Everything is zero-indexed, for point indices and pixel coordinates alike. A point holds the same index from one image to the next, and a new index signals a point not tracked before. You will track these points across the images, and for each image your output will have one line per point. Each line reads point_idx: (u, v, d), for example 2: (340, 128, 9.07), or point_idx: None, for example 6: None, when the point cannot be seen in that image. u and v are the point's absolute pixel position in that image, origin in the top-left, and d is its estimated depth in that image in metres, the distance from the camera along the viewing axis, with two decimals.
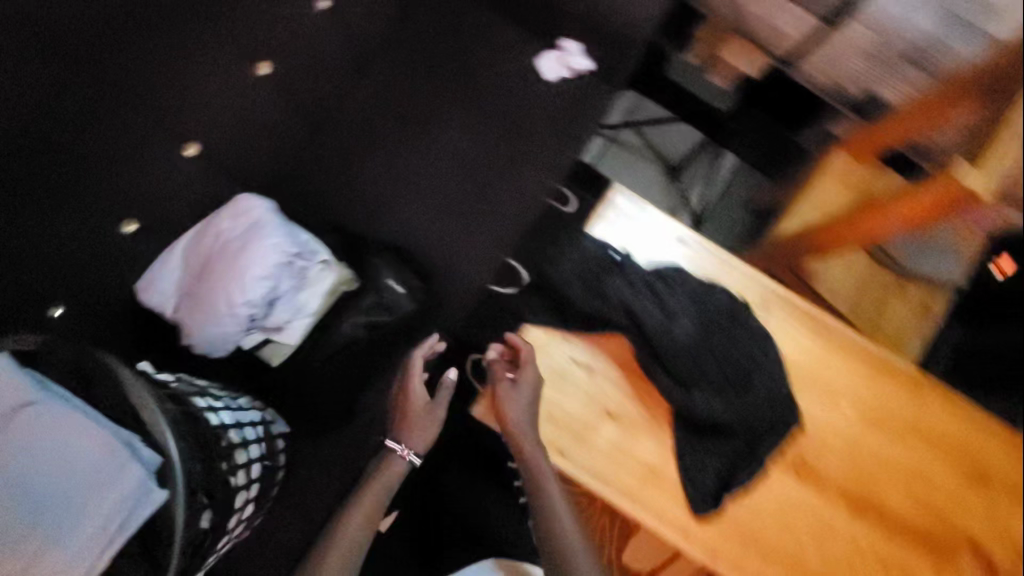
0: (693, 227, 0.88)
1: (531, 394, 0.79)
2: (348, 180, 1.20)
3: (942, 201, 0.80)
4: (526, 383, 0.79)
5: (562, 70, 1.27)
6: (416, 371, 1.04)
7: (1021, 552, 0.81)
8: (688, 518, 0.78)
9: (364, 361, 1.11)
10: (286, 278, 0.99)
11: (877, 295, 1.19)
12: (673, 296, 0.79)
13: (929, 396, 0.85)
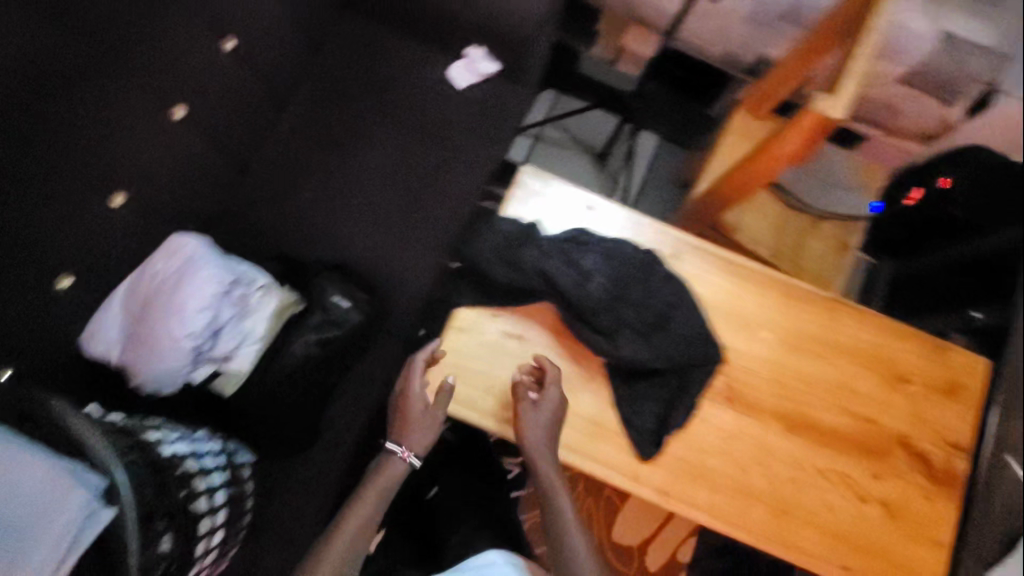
0: (600, 194, 0.94)
1: (553, 416, 0.80)
2: (283, 210, 1.25)
3: (810, 135, 0.89)
4: (548, 403, 0.80)
5: (471, 76, 1.35)
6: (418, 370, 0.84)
7: (941, 439, 0.88)
8: (633, 461, 0.83)
9: (319, 381, 1.10)
10: (226, 307, 1.02)
11: (794, 237, 1.27)
12: (587, 257, 0.84)
13: (841, 312, 0.91)
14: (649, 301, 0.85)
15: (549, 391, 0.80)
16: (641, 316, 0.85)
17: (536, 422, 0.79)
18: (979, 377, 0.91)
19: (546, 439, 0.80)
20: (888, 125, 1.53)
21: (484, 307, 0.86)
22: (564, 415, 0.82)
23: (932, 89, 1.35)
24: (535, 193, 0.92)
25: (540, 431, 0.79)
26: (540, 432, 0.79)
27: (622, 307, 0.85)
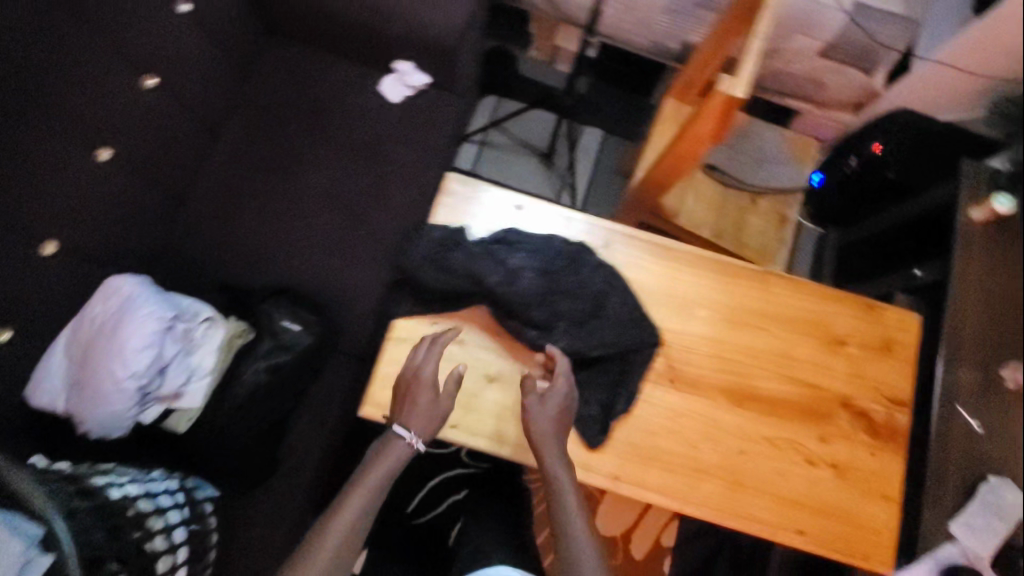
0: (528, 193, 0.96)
1: (559, 408, 0.80)
2: (226, 241, 1.25)
3: (721, 118, 0.91)
4: (555, 395, 0.80)
5: (403, 89, 1.37)
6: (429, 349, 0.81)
7: (881, 395, 0.91)
8: (582, 450, 0.84)
9: (274, 406, 1.10)
10: (169, 344, 1.01)
11: (734, 215, 1.30)
12: (515, 255, 0.86)
13: (773, 283, 0.93)
14: (580, 293, 0.87)
15: (557, 380, 0.81)
16: (575, 308, 0.86)
17: (545, 409, 0.79)
18: (912, 332, 0.93)
19: (554, 432, 0.79)
20: (818, 99, 1.57)
21: (421, 317, 0.87)
22: (569, 410, 0.81)
23: (851, 59, 1.41)
24: (463, 199, 0.93)
25: (548, 420, 0.79)
26: (547, 423, 0.78)
27: (555, 300, 0.86)
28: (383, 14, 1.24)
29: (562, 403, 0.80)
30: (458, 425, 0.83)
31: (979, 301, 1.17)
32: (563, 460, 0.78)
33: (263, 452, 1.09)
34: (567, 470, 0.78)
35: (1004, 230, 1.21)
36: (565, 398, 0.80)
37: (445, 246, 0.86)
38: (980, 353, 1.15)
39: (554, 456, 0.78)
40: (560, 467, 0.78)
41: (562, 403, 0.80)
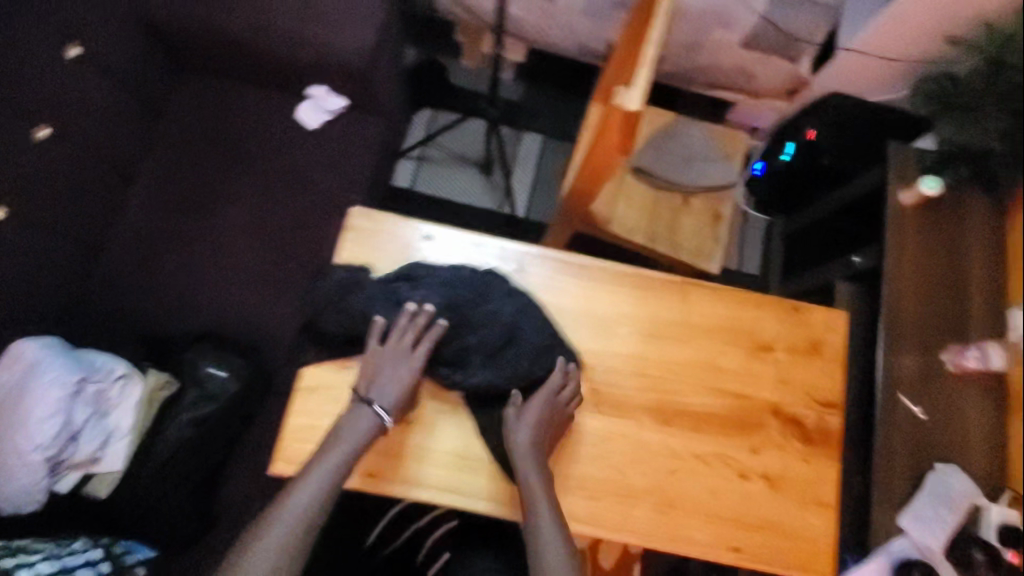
0: (435, 221, 0.94)
1: (541, 422, 0.78)
2: (144, 288, 1.18)
3: (625, 129, 0.88)
4: (536, 408, 0.79)
5: (322, 114, 1.31)
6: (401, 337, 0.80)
7: (812, 398, 0.89)
8: (506, 487, 0.81)
9: (205, 457, 1.06)
10: (78, 408, 0.97)
11: (665, 217, 1.29)
12: (420, 289, 0.82)
13: (693, 293, 0.92)
14: (490, 321, 0.82)
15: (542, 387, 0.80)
16: (484, 338, 0.82)
17: (525, 418, 0.78)
18: (840, 331, 0.92)
19: (533, 446, 0.77)
20: (750, 88, 1.54)
21: (329, 362, 0.84)
22: (549, 425, 0.79)
23: (776, 47, 1.38)
24: (366, 236, 0.91)
25: (528, 430, 0.78)
26: (525, 438, 0.77)
27: (465, 332, 0.82)
28: (288, 40, 1.19)
29: (541, 417, 0.78)
30: (376, 473, 0.80)
31: (920, 284, 1.15)
32: (540, 473, 0.76)
33: (196, 510, 1.05)
34: (544, 481, 0.76)
35: (937, 209, 1.20)
36: (547, 406, 0.80)
37: (351, 285, 0.83)
38: (920, 337, 1.13)
39: (532, 466, 0.76)
40: (535, 479, 0.76)
41: (541, 417, 0.78)
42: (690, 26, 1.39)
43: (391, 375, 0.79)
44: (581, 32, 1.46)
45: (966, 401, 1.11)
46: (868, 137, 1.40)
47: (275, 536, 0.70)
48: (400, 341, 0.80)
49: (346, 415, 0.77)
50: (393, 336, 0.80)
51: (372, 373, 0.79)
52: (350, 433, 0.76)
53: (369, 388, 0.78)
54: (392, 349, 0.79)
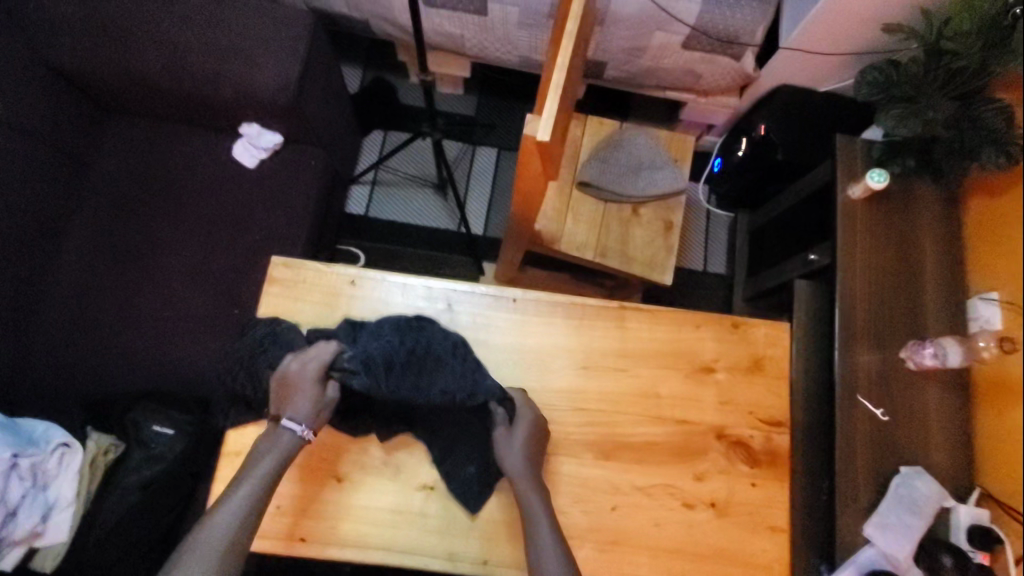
0: (362, 264, 0.89)
1: (531, 438, 0.77)
2: (85, 347, 1.14)
3: (543, 158, 0.84)
4: (525, 425, 0.77)
5: (255, 152, 1.27)
6: (316, 357, 0.76)
7: (757, 418, 0.86)
8: (446, 538, 0.79)
9: (153, 519, 1.04)
10: (14, 484, 0.95)
11: (617, 229, 1.25)
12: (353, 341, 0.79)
13: (631, 319, 0.88)
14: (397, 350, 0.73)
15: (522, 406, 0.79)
16: (392, 354, 0.72)
17: (517, 436, 0.77)
18: (781, 345, 0.89)
19: (525, 464, 0.76)
20: (699, 87, 1.48)
21: (255, 425, 0.82)
22: (539, 441, 0.78)
23: (717, 48, 1.33)
24: (285, 293, 0.86)
25: (521, 452, 0.76)
26: (516, 455, 0.75)
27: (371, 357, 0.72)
28: (211, 81, 1.14)
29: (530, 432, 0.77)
30: (309, 536, 0.78)
31: (871, 281, 1.14)
32: (539, 494, 0.75)
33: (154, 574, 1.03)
34: (540, 497, 0.75)
35: (886, 202, 1.18)
36: (535, 422, 0.78)
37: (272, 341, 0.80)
38: (874, 335, 1.12)
39: (527, 487, 0.75)
40: (532, 497, 0.74)
41: (530, 432, 0.77)
42: (626, 31, 1.34)
43: (296, 389, 0.75)
44: (520, 45, 1.41)
45: (924, 397, 1.10)
46: (818, 127, 1.38)
47: (212, 536, 0.66)
48: (299, 357, 0.76)
49: (268, 435, 0.75)
50: (307, 358, 0.76)
51: (276, 393, 0.76)
52: (277, 445, 0.73)
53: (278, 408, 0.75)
54: (291, 366, 0.76)
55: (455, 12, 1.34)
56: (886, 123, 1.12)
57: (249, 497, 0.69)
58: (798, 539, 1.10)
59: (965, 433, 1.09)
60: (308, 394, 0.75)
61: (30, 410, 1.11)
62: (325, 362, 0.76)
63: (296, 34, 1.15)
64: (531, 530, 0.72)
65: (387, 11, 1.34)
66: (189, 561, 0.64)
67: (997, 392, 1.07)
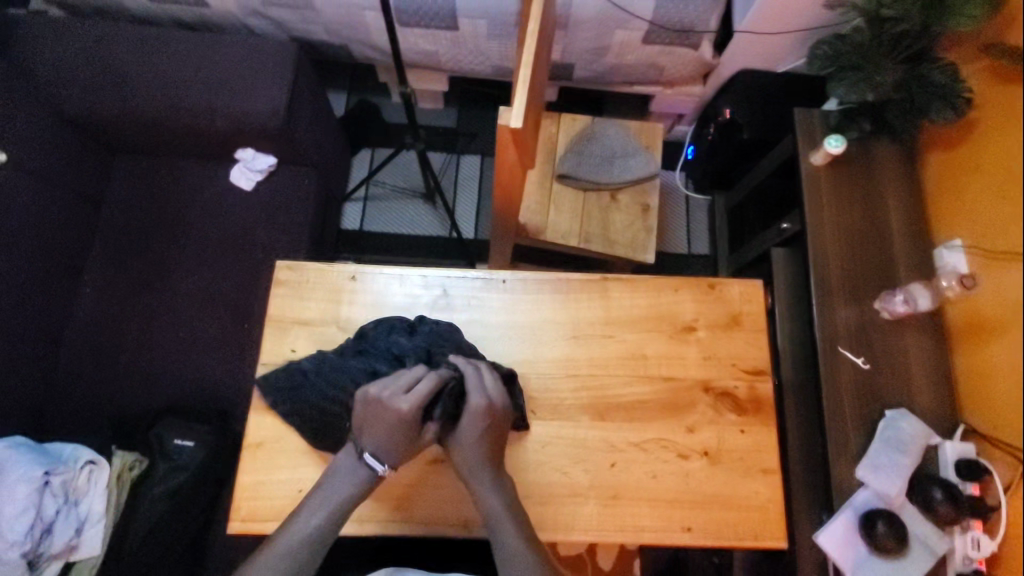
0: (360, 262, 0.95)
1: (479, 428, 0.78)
2: (107, 373, 1.20)
3: (517, 148, 0.91)
4: (473, 415, 0.78)
5: (252, 175, 1.35)
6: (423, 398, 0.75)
7: (739, 369, 0.92)
8: (460, 507, 0.84)
9: (182, 527, 1.08)
10: (48, 500, 1.00)
11: (598, 215, 1.33)
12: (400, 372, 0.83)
13: (613, 289, 0.94)
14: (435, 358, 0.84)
15: (474, 395, 0.78)
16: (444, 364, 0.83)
17: (465, 432, 0.79)
18: (756, 300, 0.96)
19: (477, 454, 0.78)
20: (664, 79, 1.57)
21: (270, 416, 0.86)
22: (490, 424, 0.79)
23: (674, 39, 1.41)
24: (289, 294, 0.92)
25: (471, 437, 0.78)
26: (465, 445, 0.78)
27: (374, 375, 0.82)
28: (206, 112, 1.22)
29: (478, 427, 0.78)
30: None
31: (840, 240, 1.21)
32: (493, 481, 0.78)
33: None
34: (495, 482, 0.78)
35: (847, 164, 1.26)
36: (486, 412, 0.78)
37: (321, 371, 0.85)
38: (848, 290, 1.18)
39: (482, 483, 0.78)
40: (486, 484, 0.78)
41: (478, 426, 0.78)
42: (589, 32, 1.42)
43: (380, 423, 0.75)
44: (492, 55, 1.49)
45: (902, 344, 1.16)
46: (779, 105, 1.46)
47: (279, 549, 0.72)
48: (394, 389, 0.75)
49: (344, 456, 0.79)
50: (409, 397, 0.75)
51: (360, 419, 0.77)
52: (353, 475, 0.77)
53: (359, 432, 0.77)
54: (391, 399, 0.75)
55: (427, 30, 1.42)
56: (837, 91, 1.20)
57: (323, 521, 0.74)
58: (799, 490, 1.14)
59: (944, 374, 1.14)
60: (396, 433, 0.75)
61: (59, 435, 1.17)
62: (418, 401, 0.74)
63: (281, 63, 1.24)
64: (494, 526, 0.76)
65: (365, 34, 1.43)
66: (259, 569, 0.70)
67: (972, 331, 1.12)
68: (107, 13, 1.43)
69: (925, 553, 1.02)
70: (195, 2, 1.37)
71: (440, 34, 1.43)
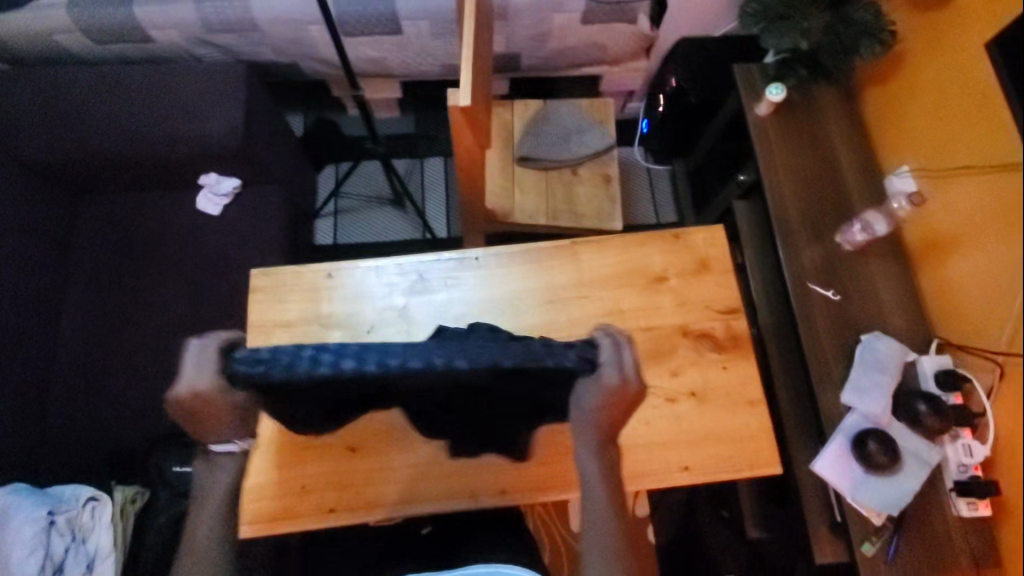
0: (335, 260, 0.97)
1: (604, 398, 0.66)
2: (96, 411, 1.20)
3: (471, 127, 0.94)
4: (605, 385, 0.65)
5: (217, 200, 1.35)
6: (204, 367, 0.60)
7: (714, 311, 0.95)
8: (462, 481, 0.86)
9: None
10: (55, 540, 1.00)
11: (563, 192, 1.36)
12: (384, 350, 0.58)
13: (583, 252, 0.97)
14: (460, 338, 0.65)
15: (606, 368, 0.65)
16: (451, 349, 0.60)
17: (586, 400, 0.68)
18: (720, 244, 0.99)
19: (594, 424, 0.68)
20: (609, 58, 1.61)
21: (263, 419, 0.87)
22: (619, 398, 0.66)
23: (611, 16, 1.46)
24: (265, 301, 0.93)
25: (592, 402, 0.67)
26: (588, 410, 0.68)
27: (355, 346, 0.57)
28: (166, 141, 1.24)
29: (597, 398, 0.66)
30: (338, 508, 0.84)
31: (795, 183, 1.26)
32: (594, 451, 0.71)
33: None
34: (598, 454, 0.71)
35: (792, 110, 1.31)
36: (610, 392, 0.65)
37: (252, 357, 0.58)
38: (810, 228, 1.23)
39: (586, 448, 0.71)
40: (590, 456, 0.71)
41: (597, 399, 0.66)
42: (529, 19, 1.46)
43: (210, 412, 0.63)
44: (440, 54, 1.53)
45: (869, 272, 1.20)
46: (721, 66, 1.52)
47: (205, 517, 0.74)
48: (191, 373, 0.60)
49: (201, 464, 0.76)
50: (196, 374, 0.60)
51: (187, 426, 0.66)
52: (221, 470, 0.75)
53: (197, 432, 0.68)
54: (186, 392, 0.60)
55: (372, 37, 1.45)
56: (769, 42, 1.24)
57: (216, 518, 0.75)
58: (793, 427, 1.17)
59: (912, 294, 1.19)
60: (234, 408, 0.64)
61: (56, 480, 1.16)
62: (221, 373, 0.60)
63: (235, 84, 1.26)
64: (587, 487, 0.71)
65: (312, 49, 1.45)
66: (196, 537, 0.73)
67: (933, 248, 1.17)
68: (55, 62, 1.44)
69: (919, 466, 1.05)
70: (140, 38, 1.39)
71: (385, 39, 1.47)
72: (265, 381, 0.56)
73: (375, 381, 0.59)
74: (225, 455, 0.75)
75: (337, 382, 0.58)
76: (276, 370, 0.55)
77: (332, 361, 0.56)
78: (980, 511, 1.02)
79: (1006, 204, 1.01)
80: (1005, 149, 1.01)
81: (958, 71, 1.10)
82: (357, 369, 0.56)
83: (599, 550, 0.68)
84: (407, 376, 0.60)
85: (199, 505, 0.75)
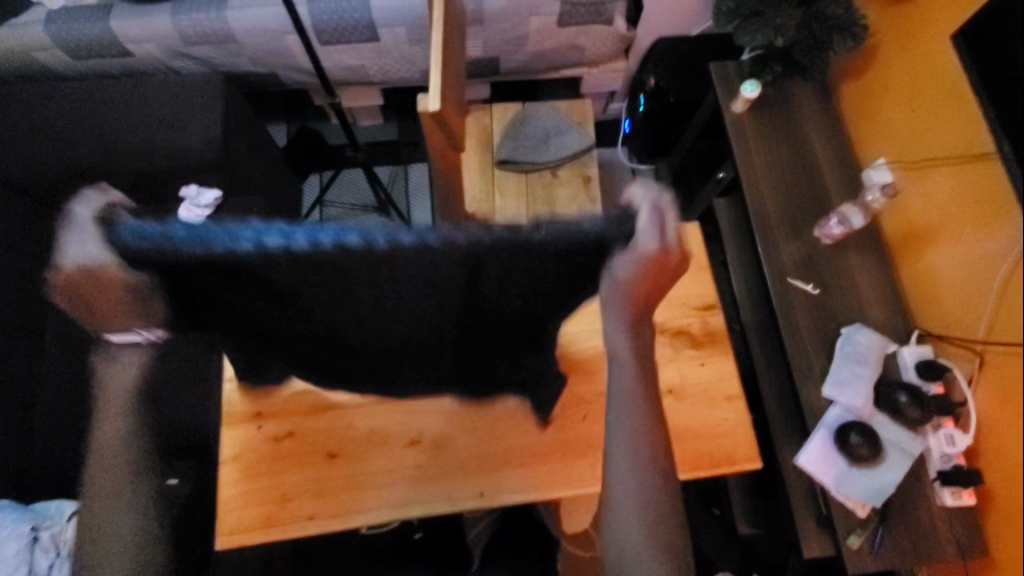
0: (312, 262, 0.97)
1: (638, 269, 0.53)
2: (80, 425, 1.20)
3: (443, 131, 0.94)
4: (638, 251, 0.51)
5: (200, 210, 1.28)
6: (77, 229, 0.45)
7: (690, 307, 0.96)
8: (441, 485, 0.86)
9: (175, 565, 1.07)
10: (39, 556, 1.00)
11: (544, 194, 1.36)
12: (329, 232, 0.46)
13: None
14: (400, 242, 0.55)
15: (644, 229, 0.50)
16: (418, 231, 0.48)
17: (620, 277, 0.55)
18: (695, 240, 1.00)
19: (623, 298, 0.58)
20: (588, 60, 1.62)
21: (242, 428, 0.87)
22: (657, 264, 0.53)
23: (588, 18, 1.46)
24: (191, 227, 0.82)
25: (628, 271, 0.54)
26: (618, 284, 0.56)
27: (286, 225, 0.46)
28: (144, 154, 1.25)
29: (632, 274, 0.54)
30: (317, 515, 0.84)
31: (772, 178, 1.27)
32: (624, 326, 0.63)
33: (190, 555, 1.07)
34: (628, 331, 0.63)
35: (768, 106, 1.32)
36: (646, 260, 0.52)
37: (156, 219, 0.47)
38: (788, 223, 1.23)
39: (612, 321, 0.63)
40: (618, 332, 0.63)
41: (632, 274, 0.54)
42: (505, 24, 1.47)
43: (108, 299, 0.51)
44: (419, 60, 1.54)
45: (847, 264, 1.21)
46: (698, 64, 1.53)
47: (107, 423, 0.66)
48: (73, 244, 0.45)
49: (101, 359, 0.64)
50: (71, 239, 0.45)
51: (73, 305, 0.52)
52: (125, 365, 0.64)
53: (91, 317, 0.55)
54: (71, 266, 0.46)
55: (349, 45, 1.46)
56: (744, 38, 1.25)
57: (122, 427, 0.67)
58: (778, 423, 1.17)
59: (892, 285, 1.19)
60: (137, 308, 0.53)
61: (42, 496, 1.16)
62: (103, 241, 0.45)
63: (212, 95, 1.27)
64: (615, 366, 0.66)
65: (291, 59, 1.46)
66: (99, 445, 0.67)
67: (910, 238, 1.17)
68: (35, 80, 1.45)
69: (902, 456, 1.05)
70: (118, 53, 1.39)
71: (363, 47, 1.47)
72: (173, 255, 0.45)
73: (316, 266, 0.48)
74: (129, 348, 0.63)
75: (265, 265, 0.48)
76: (189, 243, 0.45)
77: (254, 238, 0.45)
78: (964, 500, 1.02)
79: (980, 193, 1.02)
80: (977, 138, 1.02)
81: (929, 62, 1.11)
82: (285, 249, 0.46)
83: (619, 434, 0.64)
84: (353, 261, 0.48)
85: (98, 404, 0.66)
